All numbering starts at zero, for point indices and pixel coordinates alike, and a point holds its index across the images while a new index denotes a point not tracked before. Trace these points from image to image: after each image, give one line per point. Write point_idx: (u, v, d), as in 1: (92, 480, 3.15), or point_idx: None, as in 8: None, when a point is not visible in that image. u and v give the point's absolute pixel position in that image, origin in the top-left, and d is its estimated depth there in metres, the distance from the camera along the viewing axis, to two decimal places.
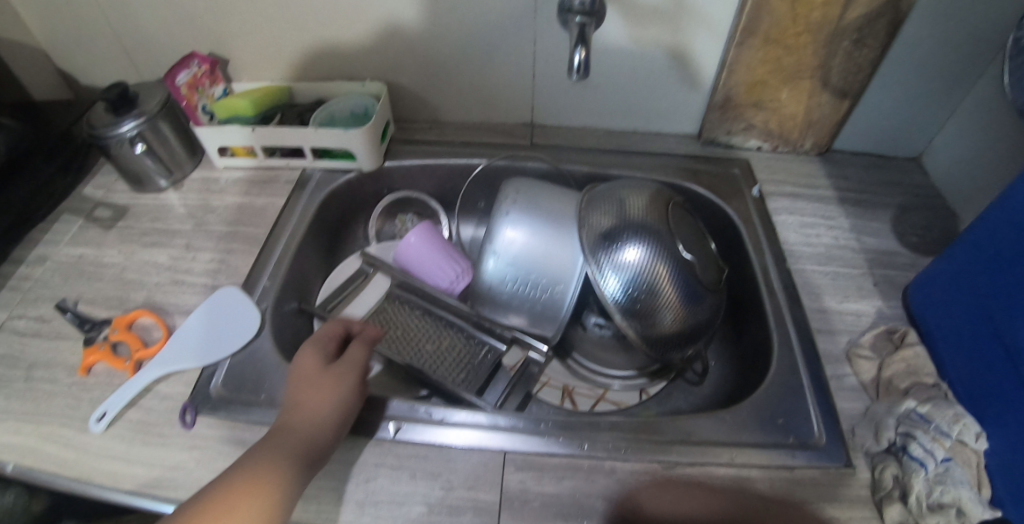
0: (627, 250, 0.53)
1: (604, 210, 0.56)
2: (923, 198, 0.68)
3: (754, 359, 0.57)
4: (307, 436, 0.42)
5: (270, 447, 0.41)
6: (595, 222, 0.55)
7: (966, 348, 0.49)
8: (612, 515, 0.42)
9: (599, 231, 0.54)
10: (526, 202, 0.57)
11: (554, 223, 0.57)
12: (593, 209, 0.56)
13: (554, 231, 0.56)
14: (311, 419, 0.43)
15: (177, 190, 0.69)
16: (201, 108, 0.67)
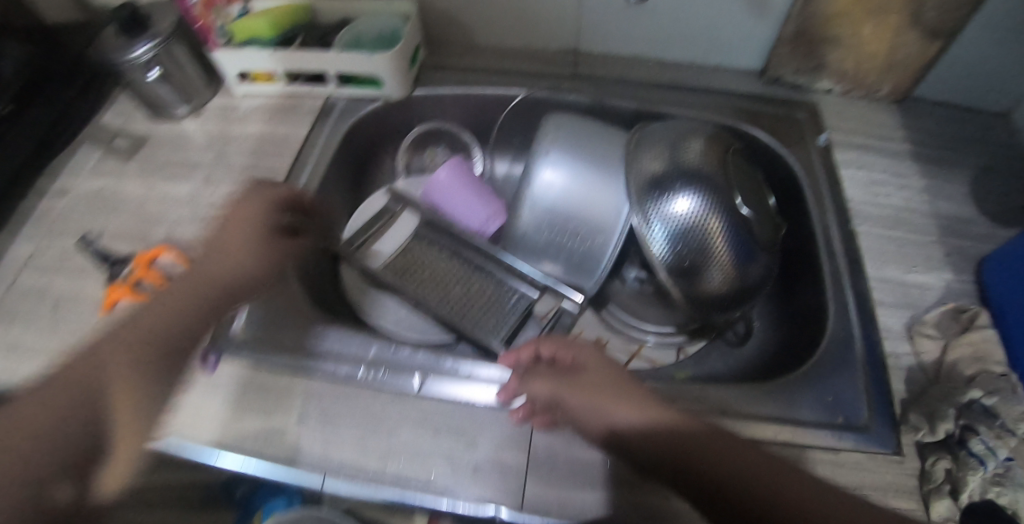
0: (678, 200, 0.48)
1: (658, 153, 0.51)
2: (1013, 158, 0.59)
3: (803, 326, 0.53)
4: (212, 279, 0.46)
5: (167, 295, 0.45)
6: (648, 165, 0.50)
7: None
8: (640, 485, 0.40)
9: (652, 176, 0.50)
10: (568, 143, 0.52)
11: (598, 168, 0.52)
12: (647, 150, 0.51)
13: (598, 176, 0.52)
14: (227, 267, 0.47)
15: (196, 118, 0.65)
16: (217, 30, 0.61)
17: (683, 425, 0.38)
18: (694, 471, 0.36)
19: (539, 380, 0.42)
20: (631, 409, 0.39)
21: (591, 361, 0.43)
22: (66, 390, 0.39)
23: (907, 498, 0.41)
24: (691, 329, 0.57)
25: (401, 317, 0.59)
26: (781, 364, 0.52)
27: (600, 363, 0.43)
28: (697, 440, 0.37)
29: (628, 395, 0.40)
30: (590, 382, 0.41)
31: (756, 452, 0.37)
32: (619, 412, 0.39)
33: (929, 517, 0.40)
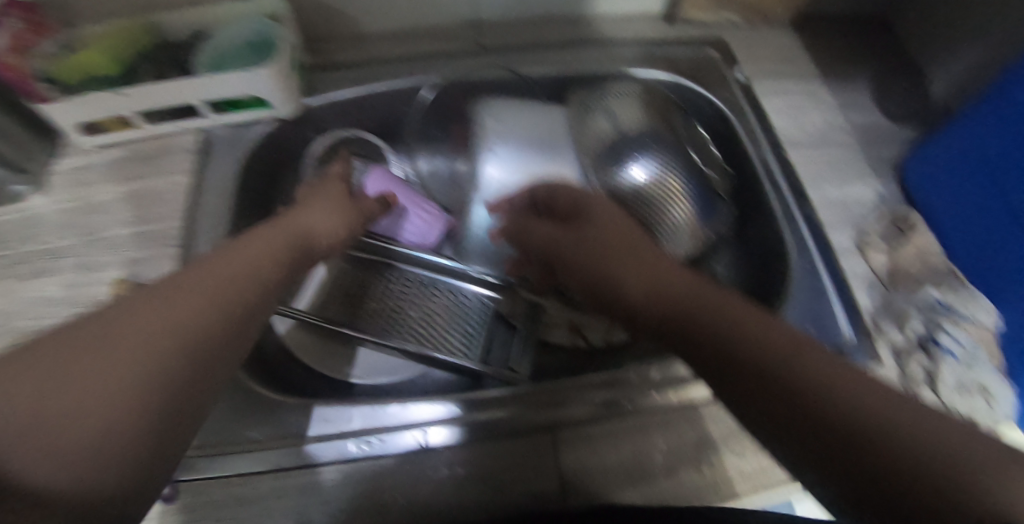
0: (633, 168, 0.46)
1: (597, 127, 0.48)
2: (899, 58, 0.64)
3: (766, 263, 0.55)
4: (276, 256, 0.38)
5: (224, 255, 0.35)
6: (591, 142, 0.48)
7: (979, 232, 0.49)
8: (673, 466, 0.41)
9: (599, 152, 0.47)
10: (507, 134, 0.48)
11: (544, 154, 0.48)
12: (591, 125, 0.48)
13: (547, 162, 0.48)
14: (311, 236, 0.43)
15: (41, 191, 0.52)
16: (34, 74, 0.47)
17: (687, 285, 0.35)
18: (689, 321, 0.32)
19: (535, 230, 0.44)
20: (622, 267, 0.38)
21: (595, 222, 0.41)
22: (149, 338, 0.28)
23: None
24: None
25: (357, 357, 0.53)
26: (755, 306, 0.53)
27: (596, 231, 0.41)
28: (691, 298, 0.34)
29: (632, 255, 0.38)
30: (590, 237, 0.40)
31: (770, 328, 0.30)
32: (615, 263, 0.38)
33: None
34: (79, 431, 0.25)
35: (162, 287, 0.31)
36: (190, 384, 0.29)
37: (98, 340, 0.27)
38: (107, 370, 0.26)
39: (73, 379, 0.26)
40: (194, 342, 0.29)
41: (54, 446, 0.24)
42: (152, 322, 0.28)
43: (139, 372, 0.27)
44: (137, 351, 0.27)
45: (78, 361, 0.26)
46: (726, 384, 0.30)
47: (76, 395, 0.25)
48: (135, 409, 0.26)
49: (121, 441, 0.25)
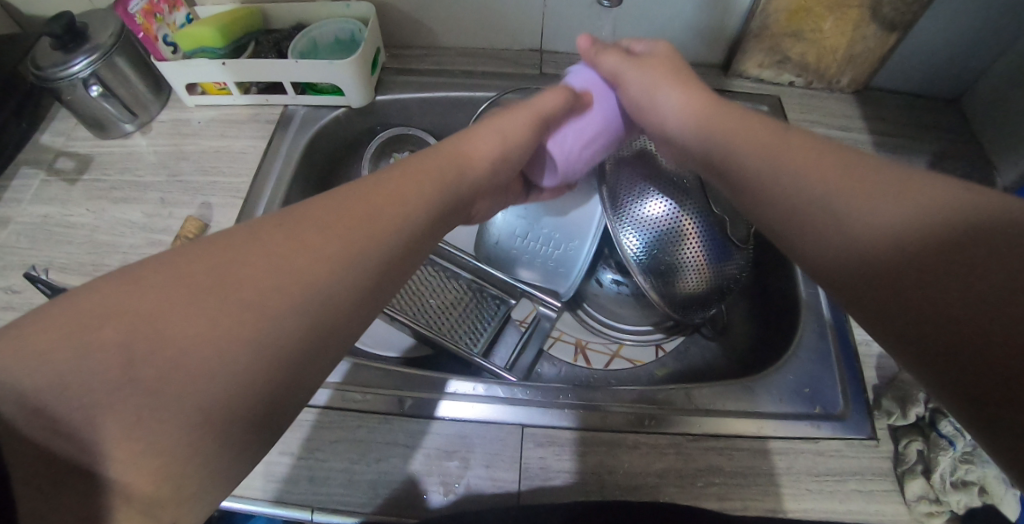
0: (648, 205, 0.48)
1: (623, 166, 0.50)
2: (962, 144, 0.62)
3: (779, 319, 0.54)
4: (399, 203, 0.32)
5: (346, 196, 0.30)
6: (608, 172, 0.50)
7: None
8: (632, 488, 0.41)
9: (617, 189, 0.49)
10: None
11: None
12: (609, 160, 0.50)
13: (572, 180, 0.51)
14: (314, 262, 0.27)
15: (145, 135, 0.61)
16: (162, 39, 0.58)
17: (913, 235, 0.26)
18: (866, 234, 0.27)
19: (673, 107, 0.42)
20: (828, 200, 0.30)
21: (764, 123, 0.37)
22: (282, 270, 0.26)
23: (886, 482, 0.43)
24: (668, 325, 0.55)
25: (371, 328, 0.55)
26: (760, 360, 0.53)
27: (789, 153, 0.33)
28: (887, 240, 0.27)
29: (852, 183, 0.29)
30: (783, 164, 0.33)
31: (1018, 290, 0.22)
32: (815, 185, 0.31)
33: (904, 497, 0.42)
34: (207, 378, 0.23)
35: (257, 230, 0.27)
36: (327, 350, 0.27)
37: (233, 281, 0.25)
38: (218, 321, 0.23)
39: (178, 342, 0.22)
40: (338, 297, 0.27)
41: (157, 409, 0.22)
42: (286, 263, 0.26)
43: (283, 315, 0.25)
44: (280, 291, 0.25)
45: (230, 279, 0.25)
46: (907, 309, 0.25)
47: (190, 338, 0.23)
48: (256, 388, 0.24)
49: (242, 387, 0.23)
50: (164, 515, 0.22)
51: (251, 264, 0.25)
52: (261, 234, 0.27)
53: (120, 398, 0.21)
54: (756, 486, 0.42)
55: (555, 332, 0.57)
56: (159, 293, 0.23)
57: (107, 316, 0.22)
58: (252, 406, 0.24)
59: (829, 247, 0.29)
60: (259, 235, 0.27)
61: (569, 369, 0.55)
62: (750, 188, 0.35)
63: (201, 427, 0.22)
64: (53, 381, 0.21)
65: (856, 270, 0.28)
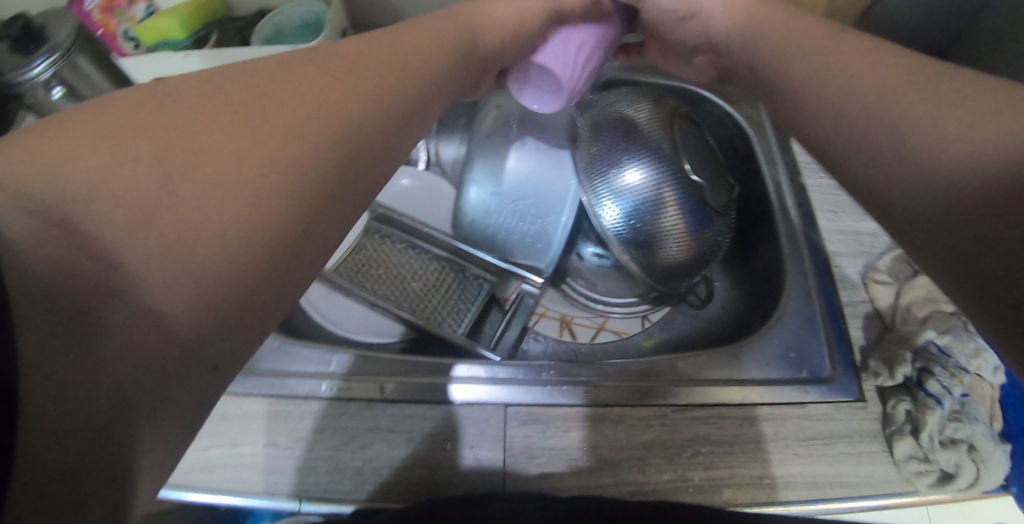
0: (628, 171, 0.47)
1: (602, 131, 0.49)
2: None
3: (765, 285, 0.53)
4: (398, 60, 0.30)
5: (352, 49, 0.29)
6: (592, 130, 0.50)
7: None
8: (618, 461, 0.41)
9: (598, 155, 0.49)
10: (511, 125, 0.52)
11: (544, 146, 0.51)
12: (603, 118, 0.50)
13: (545, 154, 0.51)
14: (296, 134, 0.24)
15: None
16: (122, 34, 0.57)
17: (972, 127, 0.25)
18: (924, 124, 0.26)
19: (716, 10, 0.40)
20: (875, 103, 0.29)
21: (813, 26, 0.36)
22: (306, 108, 0.25)
23: (875, 443, 0.42)
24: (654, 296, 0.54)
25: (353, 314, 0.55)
26: (745, 326, 0.52)
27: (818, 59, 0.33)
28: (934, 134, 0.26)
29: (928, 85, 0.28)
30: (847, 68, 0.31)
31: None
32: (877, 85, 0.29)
33: (893, 458, 0.41)
34: (237, 200, 0.22)
35: (276, 71, 0.26)
36: (344, 198, 0.26)
37: (256, 112, 0.24)
38: (244, 153, 0.23)
39: (211, 161, 0.22)
40: (361, 143, 0.27)
41: (172, 244, 0.21)
42: (313, 102, 0.26)
43: (302, 162, 0.24)
44: (295, 127, 0.24)
45: (255, 114, 0.24)
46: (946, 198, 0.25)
47: (222, 151, 0.23)
48: (278, 228, 0.23)
49: (269, 225, 0.23)
50: (196, 358, 0.21)
51: (279, 103, 0.25)
52: (293, 68, 0.27)
53: (156, 216, 0.21)
54: (742, 454, 0.42)
55: (539, 308, 0.56)
56: (191, 117, 0.23)
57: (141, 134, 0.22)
58: (272, 245, 0.23)
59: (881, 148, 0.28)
60: (283, 78, 0.26)
61: (555, 344, 0.55)
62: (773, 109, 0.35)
63: (241, 252, 0.22)
64: (89, 184, 0.20)
65: (906, 175, 0.26)
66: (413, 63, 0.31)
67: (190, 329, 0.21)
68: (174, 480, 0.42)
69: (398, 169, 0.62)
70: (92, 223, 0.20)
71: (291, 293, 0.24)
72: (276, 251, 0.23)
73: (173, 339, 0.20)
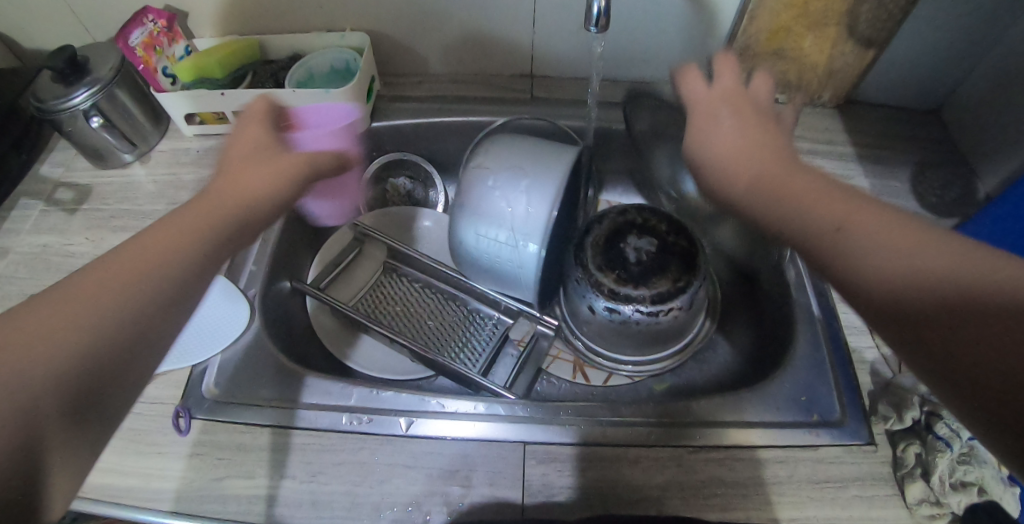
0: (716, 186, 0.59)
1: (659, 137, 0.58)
2: (941, 152, 0.64)
3: (772, 332, 0.55)
4: (245, 200, 0.37)
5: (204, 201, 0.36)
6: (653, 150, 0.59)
7: None
8: (636, 502, 0.42)
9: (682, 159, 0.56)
10: (505, 152, 0.49)
11: (533, 173, 0.47)
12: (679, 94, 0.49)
13: (534, 183, 0.47)
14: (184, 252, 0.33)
15: (144, 164, 0.62)
16: (162, 71, 0.60)
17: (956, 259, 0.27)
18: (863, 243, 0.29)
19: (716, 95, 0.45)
20: (822, 205, 0.32)
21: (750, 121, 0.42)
22: (142, 263, 0.31)
23: (887, 487, 0.43)
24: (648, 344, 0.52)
25: (368, 348, 0.56)
26: (755, 372, 0.53)
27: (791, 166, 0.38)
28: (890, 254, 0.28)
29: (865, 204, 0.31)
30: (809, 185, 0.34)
31: None
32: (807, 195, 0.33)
33: (905, 501, 0.42)
34: (71, 337, 0.27)
35: (147, 232, 0.33)
36: (168, 315, 0.31)
37: (115, 270, 0.30)
38: (88, 301, 0.29)
39: (97, 297, 0.29)
40: (167, 274, 0.31)
41: (58, 347, 0.27)
42: (146, 258, 0.31)
43: (166, 277, 0.31)
44: (138, 273, 0.30)
45: (109, 272, 0.30)
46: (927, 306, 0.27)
47: (125, 280, 0.30)
48: (107, 345, 0.28)
49: (100, 343, 0.28)
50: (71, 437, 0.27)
51: (121, 261, 0.31)
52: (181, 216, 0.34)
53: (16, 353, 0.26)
54: (756, 496, 0.42)
55: (552, 351, 0.56)
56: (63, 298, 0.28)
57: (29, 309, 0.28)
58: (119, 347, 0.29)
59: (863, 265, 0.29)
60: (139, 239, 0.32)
61: (568, 386, 0.55)
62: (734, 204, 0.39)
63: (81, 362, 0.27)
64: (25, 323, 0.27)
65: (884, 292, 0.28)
66: (248, 194, 0.38)
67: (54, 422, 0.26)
68: (186, 511, 0.41)
69: (417, 210, 0.64)
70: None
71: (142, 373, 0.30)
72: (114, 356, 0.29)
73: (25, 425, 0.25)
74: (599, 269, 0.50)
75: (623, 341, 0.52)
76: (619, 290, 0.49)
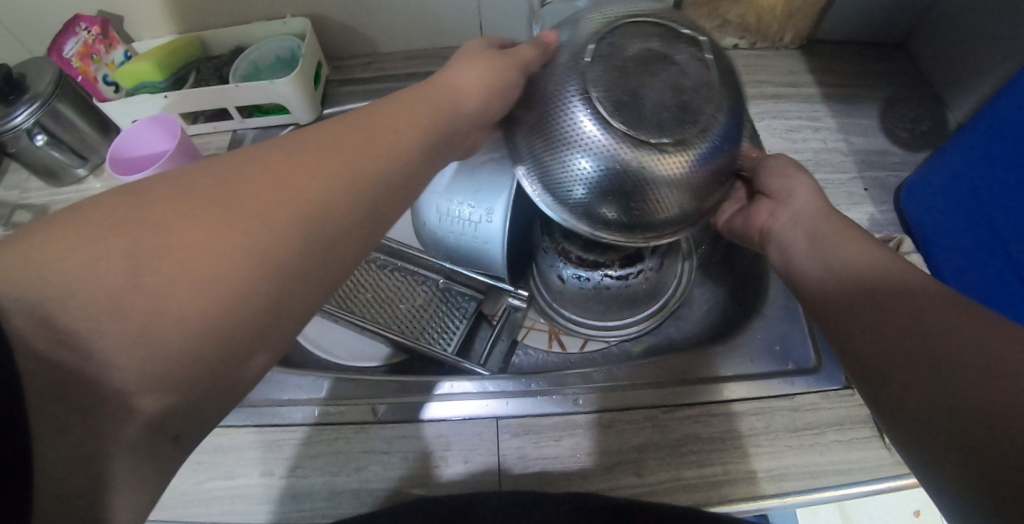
0: (589, 123, 0.36)
1: None
2: (909, 85, 0.62)
3: (746, 283, 0.54)
4: (445, 117, 0.35)
5: (404, 105, 0.34)
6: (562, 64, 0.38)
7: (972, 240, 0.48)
8: (613, 465, 0.42)
9: (626, 70, 0.36)
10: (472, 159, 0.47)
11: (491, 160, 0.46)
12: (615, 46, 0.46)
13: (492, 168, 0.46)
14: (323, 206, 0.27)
15: (99, 177, 0.62)
16: (102, 80, 0.59)
17: (945, 304, 0.28)
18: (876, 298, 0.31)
19: (804, 187, 0.42)
20: (905, 282, 0.31)
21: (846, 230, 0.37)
22: (295, 199, 0.26)
23: (864, 428, 0.43)
24: (626, 306, 0.52)
25: (336, 336, 0.55)
26: (730, 324, 0.53)
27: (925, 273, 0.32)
28: (922, 300, 0.29)
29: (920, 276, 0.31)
30: (869, 255, 0.34)
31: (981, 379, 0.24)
32: (842, 250, 0.35)
33: (884, 441, 0.42)
34: (195, 307, 0.23)
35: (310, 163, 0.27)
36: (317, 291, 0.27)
37: (197, 207, 0.24)
38: (189, 267, 0.23)
39: (206, 234, 0.23)
40: (326, 239, 0.26)
41: (170, 302, 0.22)
42: (268, 203, 0.25)
43: (319, 227, 0.26)
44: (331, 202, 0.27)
45: (198, 208, 0.24)
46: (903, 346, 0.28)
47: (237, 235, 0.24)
48: (250, 316, 0.24)
49: (223, 337, 0.23)
50: (144, 446, 0.22)
51: (233, 197, 0.25)
52: (339, 145, 0.29)
53: (122, 321, 0.21)
54: (734, 449, 0.42)
55: (527, 322, 0.55)
56: (135, 209, 0.23)
57: (120, 222, 0.22)
58: (258, 327, 0.25)
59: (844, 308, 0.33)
60: (330, 146, 0.29)
61: (544, 356, 0.54)
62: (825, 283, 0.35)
63: (198, 349, 0.23)
64: (156, 282, 0.22)
65: (866, 335, 0.30)
66: (462, 106, 0.37)
67: (153, 396, 0.22)
68: (171, 518, 0.42)
69: None
70: (74, 320, 0.21)
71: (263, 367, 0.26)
72: (237, 349, 0.24)
73: (148, 385, 0.22)
74: (564, 237, 0.49)
75: (597, 308, 0.52)
76: (587, 256, 0.48)
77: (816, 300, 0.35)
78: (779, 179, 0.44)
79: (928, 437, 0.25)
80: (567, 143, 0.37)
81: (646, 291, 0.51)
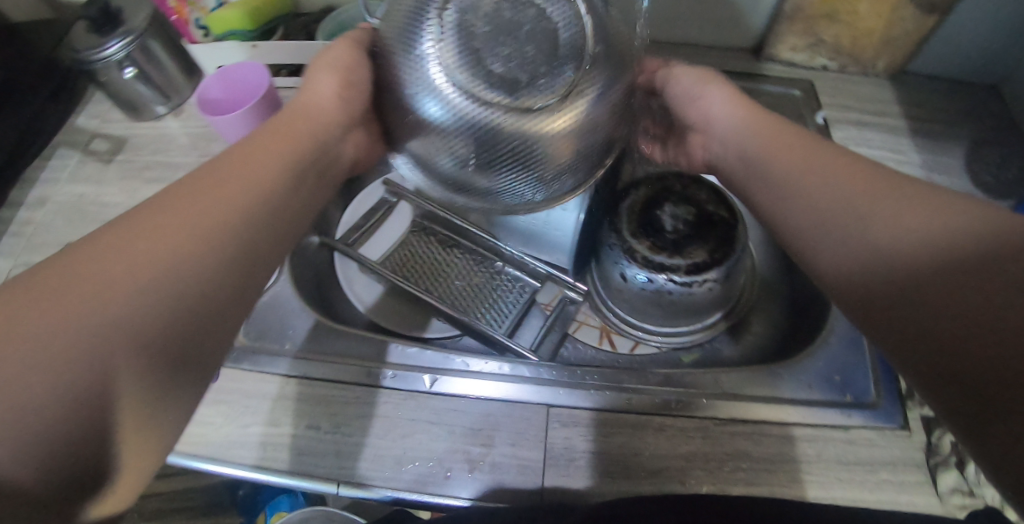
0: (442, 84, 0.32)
1: None
2: (1000, 130, 0.60)
3: (808, 311, 0.53)
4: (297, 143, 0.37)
5: (266, 140, 0.36)
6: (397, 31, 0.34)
7: None
8: (657, 471, 0.41)
9: (478, 28, 0.32)
10: None
11: None
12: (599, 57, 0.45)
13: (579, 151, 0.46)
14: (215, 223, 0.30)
15: (176, 117, 0.63)
16: (194, 22, 0.60)
17: (932, 226, 0.28)
18: (858, 241, 0.30)
19: (718, 102, 0.42)
20: (872, 209, 0.30)
21: (804, 147, 0.36)
22: (188, 223, 0.29)
23: (919, 473, 0.41)
24: (683, 314, 0.51)
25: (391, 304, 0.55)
26: (786, 349, 0.52)
27: (888, 181, 0.32)
28: (905, 230, 0.29)
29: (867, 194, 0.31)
30: (823, 181, 0.33)
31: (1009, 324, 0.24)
32: (809, 180, 0.34)
33: (937, 489, 0.41)
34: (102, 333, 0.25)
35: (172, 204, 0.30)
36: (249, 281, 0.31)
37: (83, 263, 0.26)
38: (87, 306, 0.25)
39: (104, 277, 0.26)
40: (235, 243, 0.31)
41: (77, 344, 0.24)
42: (165, 236, 0.28)
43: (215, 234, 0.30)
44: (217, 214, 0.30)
45: (82, 263, 0.26)
46: (919, 294, 0.27)
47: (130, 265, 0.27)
48: (168, 329, 0.27)
49: (154, 323, 0.26)
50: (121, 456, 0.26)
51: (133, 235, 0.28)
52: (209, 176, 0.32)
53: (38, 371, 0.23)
54: (783, 473, 0.41)
55: (579, 316, 0.55)
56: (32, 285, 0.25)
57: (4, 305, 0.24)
58: (190, 324, 0.28)
59: (839, 277, 0.31)
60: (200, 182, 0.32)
61: (594, 353, 0.53)
62: (791, 229, 0.34)
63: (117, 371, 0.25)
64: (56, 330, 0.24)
65: (880, 290, 0.29)
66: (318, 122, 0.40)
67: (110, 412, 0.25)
68: (216, 455, 0.42)
69: None
70: None
71: (218, 337, 0.30)
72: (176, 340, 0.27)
73: (89, 396, 0.24)
74: (634, 235, 0.49)
75: (653, 312, 0.51)
76: (654, 257, 0.48)
77: (804, 253, 0.34)
78: (695, 99, 0.44)
79: (963, 408, 0.25)
80: (431, 106, 0.33)
81: (707, 302, 0.50)
